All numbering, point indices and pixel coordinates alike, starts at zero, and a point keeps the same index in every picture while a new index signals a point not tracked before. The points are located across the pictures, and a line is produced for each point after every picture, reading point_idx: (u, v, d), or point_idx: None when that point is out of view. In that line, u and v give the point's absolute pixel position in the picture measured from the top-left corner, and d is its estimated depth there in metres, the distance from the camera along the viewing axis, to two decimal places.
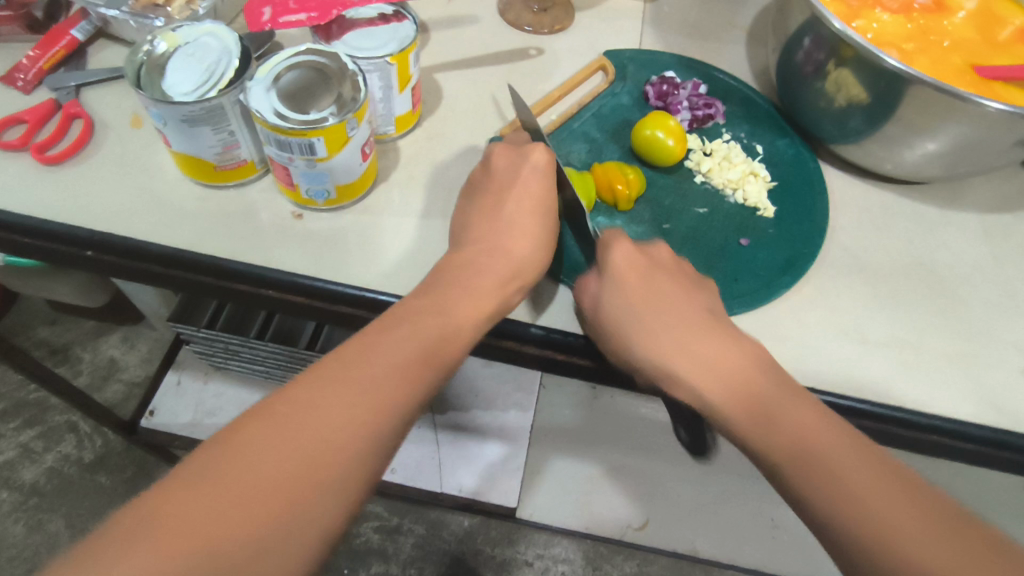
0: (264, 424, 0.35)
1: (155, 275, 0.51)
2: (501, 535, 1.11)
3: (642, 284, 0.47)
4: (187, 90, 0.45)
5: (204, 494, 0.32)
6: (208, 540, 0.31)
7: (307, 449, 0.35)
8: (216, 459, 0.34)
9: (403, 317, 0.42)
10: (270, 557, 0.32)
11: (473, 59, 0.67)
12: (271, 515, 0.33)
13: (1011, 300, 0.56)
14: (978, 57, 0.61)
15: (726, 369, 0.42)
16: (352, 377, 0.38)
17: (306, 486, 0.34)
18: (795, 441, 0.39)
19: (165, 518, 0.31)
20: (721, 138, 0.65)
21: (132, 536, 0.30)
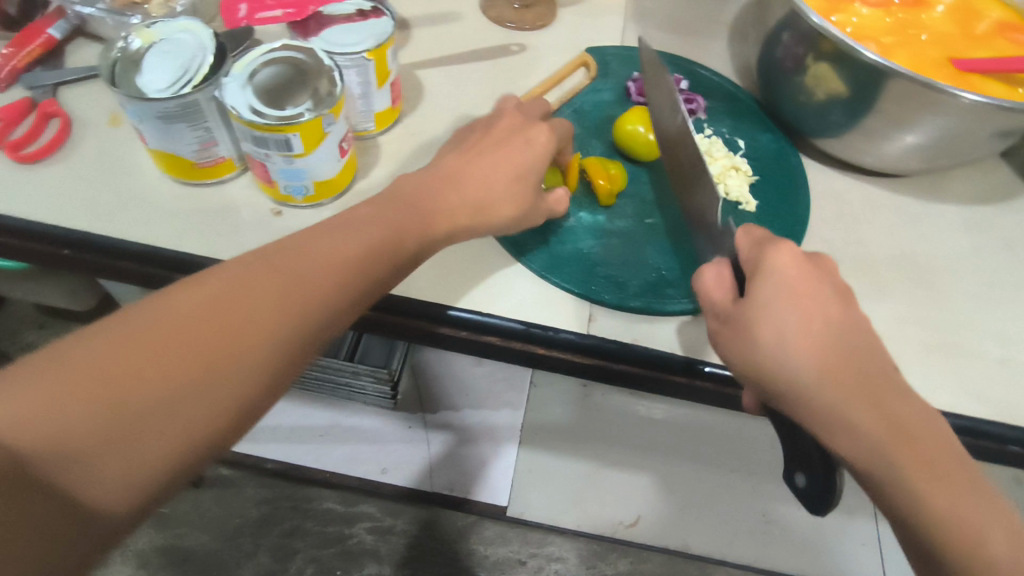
0: (182, 295, 0.35)
1: (133, 273, 0.51)
2: (494, 535, 1.08)
3: (798, 284, 0.40)
4: (162, 87, 0.44)
5: (105, 349, 0.31)
6: (119, 388, 0.31)
7: (229, 323, 0.35)
8: (137, 315, 0.33)
9: (341, 223, 0.42)
10: (170, 422, 0.32)
11: (455, 57, 0.67)
12: (172, 379, 0.32)
13: (991, 291, 0.57)
14: (957, 50, 0.61)
15: (874, 387, 0.37)
16: (281, 268, 0.38)
17: (222, 356, 0.34)
18: (933, 473, 0.35)
19: (59, 371, 0.30)
20: (703, 132, 0.65)
21: (43, 373, 0.30)
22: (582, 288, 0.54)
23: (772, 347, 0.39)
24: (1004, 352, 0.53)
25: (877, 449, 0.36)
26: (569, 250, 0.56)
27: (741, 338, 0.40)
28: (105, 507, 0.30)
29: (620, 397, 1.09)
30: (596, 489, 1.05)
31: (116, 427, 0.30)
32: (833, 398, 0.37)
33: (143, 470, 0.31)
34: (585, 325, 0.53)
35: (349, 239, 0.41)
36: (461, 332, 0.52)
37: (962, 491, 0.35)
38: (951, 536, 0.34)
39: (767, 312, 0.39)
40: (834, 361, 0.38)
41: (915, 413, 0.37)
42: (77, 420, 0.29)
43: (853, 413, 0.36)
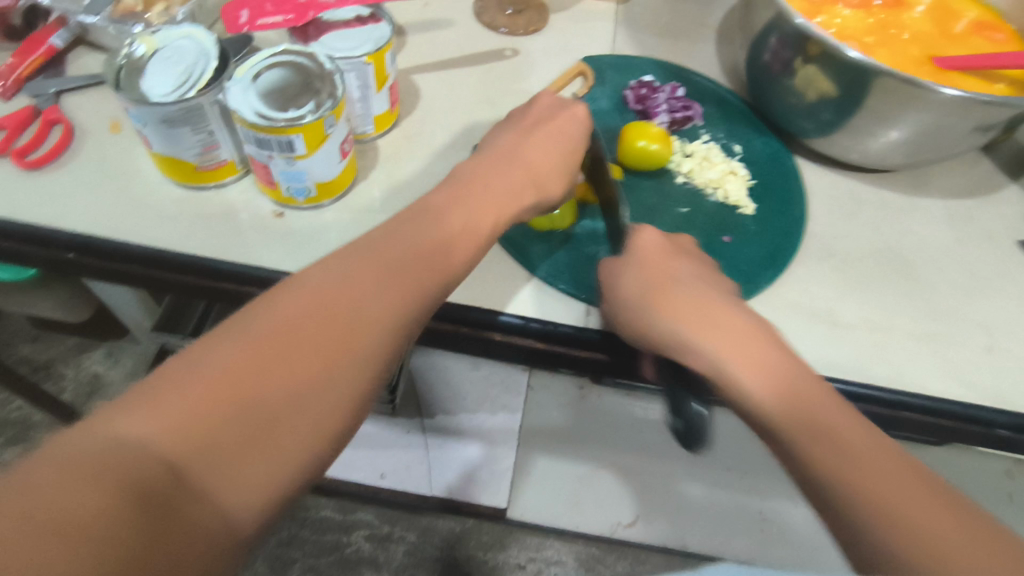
0: (293, 298, 0.36)
1: (136, 276, 0.51)
2: (493, 540, 1.10)
3: (650, 252, 0.50)
4: (166, 92, 0.45)
5: (235, 361, 0.32)
6: (251, 390, 0.32)
7: (339, 319, 0.36)
8: (254, 321, 0.35)
9: (418, 219, 0.43)
10: (298, 420, 0.33)
11: (449, 61, 0.69)
12: (295, 376, 0.33)
13: (975, 281, 0.58)
14: (936, 49, 0.63)
15: (714, 315, 0.45)
16: (374, 258, 0.39)
17: (339, 351, 0.35)
18: (746, 363, 0.41)
19: (193, 387, 0.31)
20: (700, 138, 0.67)
21: (182, 381, 0.31)
22: (589, 293, 0.54)
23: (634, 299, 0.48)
24: (989, 339, 0.55)
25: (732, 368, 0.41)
26: (573, 257, 0.57)
27: (618, 296, 0.49)
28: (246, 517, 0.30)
29: (616, 398, 1.07)
30: (594, 491, 1.06)
31: (252, 439, 0.31)
32: (673, 328, 0.45)
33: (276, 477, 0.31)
34: (582, 319, 0.54)
35: (404, 226, 0.42)
36: (463, 329, 0.53)
37: (771, 373, 0.40)
38: (778, 416, 0.39)
39: (621, 273, 0.49)
40: (677, 295, 0.46)
41: (736, 322, 0.44)
42: (219, 433, 0.30)
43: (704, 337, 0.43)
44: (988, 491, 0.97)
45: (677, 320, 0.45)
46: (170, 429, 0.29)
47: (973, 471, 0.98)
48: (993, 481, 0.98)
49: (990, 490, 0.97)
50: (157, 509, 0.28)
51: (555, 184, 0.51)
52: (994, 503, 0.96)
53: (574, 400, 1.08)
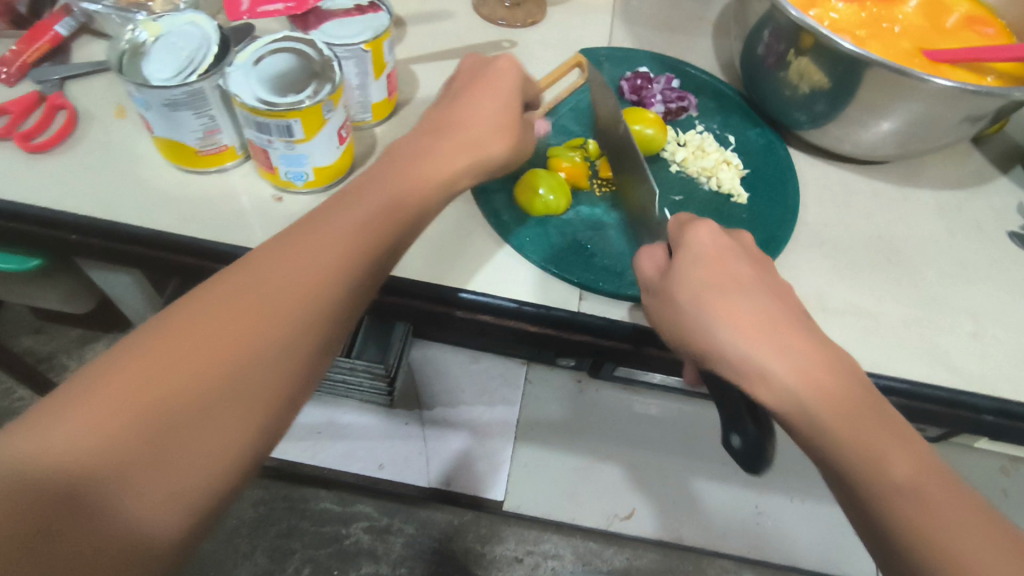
0: (207, 301, 0.34)
1: (139, 257, 0.53)
2: (490, 533, 1.11)
3: (712, 254, 0.43)
4: (169, 77, 0.46)
5: (142, 370, 0.31)
6: (161, 395, 0.30)
7: (253, 315, 0.34)
8: (163, 326, 0.33)
9: (353, 198, 0.40)
10: (219, 420, 0.32)
11: (448, 52, 0.70)
12: (210, 379, 0.32)
13: (964, 270, 0.59)
14: (927, 42, 0.64)
15: (778, 330, 0.39)
16: (294, 250, 0.37)
17: (256, 347, 0.34)
18: (836, 408, 0.36)
19: (97, 399, 0.30)
20: (694, 129, 0.68)
21: (82, 396, 0.30)
22: (583, 278, 0.55)
23: (688, 306, 0.42)
24: (977, 326, 0.56)
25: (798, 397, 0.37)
26: (569, 243, 0.58)
27: (665, 303, 0.44)
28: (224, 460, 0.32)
29: (612, 392, 1.10)
30: (591, 483, 1.06)
31: (168, 447, 0.30)
32: (756, 359, 0.38)
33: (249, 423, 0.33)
34: (575, 304, 0.55)
35: (376, 208, 0.40)
36: (459, 311, 0.54)
37: (864, 421, 0.36)
38: (843, 457, 0.35)
39: (684, 278, 0.43)
40: (750, 316, 0.40)
41: (818, 350, 0.39)
42: (192, 380, 0.31)
43: (765, 355, 0.38)
44: (981, 485, 0.98)
45: (761, 349, 0.38)
46: (143, 376, 0.31)
47: (968, 466, 0.99)
48: (986, 476, 0.98)
49: (984, 485, 0.98)
50: (60, 527, 0.27)
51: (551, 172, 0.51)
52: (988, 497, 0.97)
53: (572, 393, 1.10)
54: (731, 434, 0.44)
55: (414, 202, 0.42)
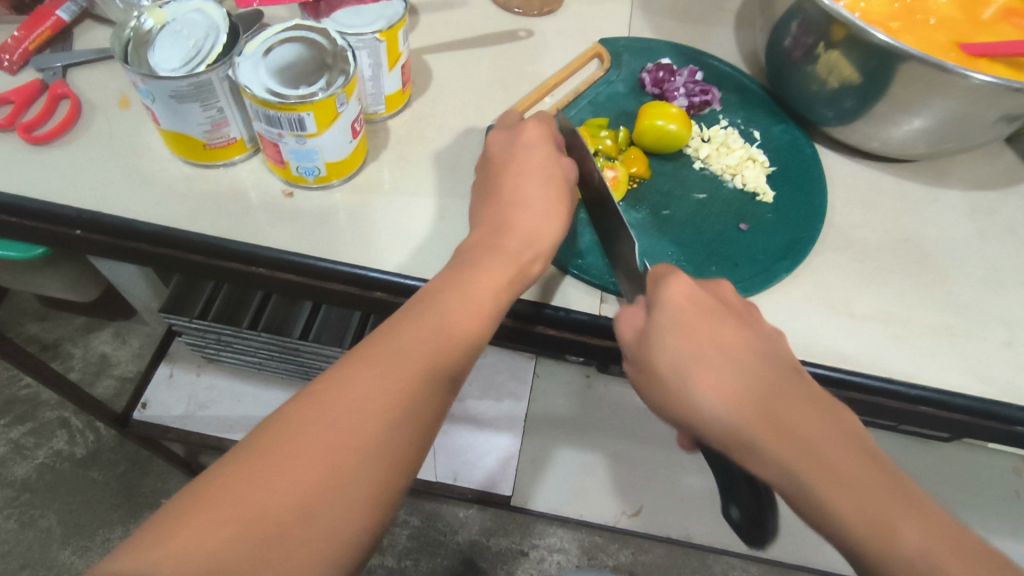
0: (303, 409, 0.35)
1: (143, 254, 0.51)
2: (497, 526, 1.11)
3: (690, 313, 0.41)
4: (175, 67, 0.44)
5: (243, 485, 0.32)
6: (259, 515, 0.31)
7: (346, 429, 0.35)
8: (264, 435, 0.34)
9: (441, 297, 0.41)
10: (312, 537, 0.32)
11: (462, 41, 0.67)
12: (305, 495, 0.33)
13: (996, 275, 0.57)
14: (963, 35, 0.61)
15: (770, 397, 0.38)
16: (387, 357, 0.38)
17: (345, 464, 0.34)
18: (855, 491, 0.34)
19: (203, 510, 0.31)
20: (718, 124, 0.65)
21: (191, 507, 0.31)
22: (603, 281, 0.53)
23: (671, 378, 0.40)
24: (1009, 334, 0.54)
25: (797, 480, 0.35)
26: (591, 242, 0.56)
27: (648, 373, 0.42)
28: (354, 523, 0.34)
29: (620, 387, 1.08)
30: (599, 480, 1.05)
31: (261, 566, 0.31)
32: (728, 425, 0.38)
33: (369, 498, 0.34)
34: (597, 307, 0.53)
35: (438, 301, 0.41)
36: None
37: (880, 499, 0.34)
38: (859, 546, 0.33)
39: (662, 349, 0.41)
40: (736, 390, 0.38)
41: (813, 420, 0.37)
42: (340, 441, 0.34)
43: (751, 433, 0.37)
44: (994, 487, 0.96)
45: (762, 431, 0.37)
46: (267, 472, 0.33)
47: (980, 468, 0.97)
48: (999, 477, 0.97)
49: (998, 487, 0.96)
50: None
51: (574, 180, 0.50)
52: (1002, 501, 0.95)
53: (580, 387, 1.08)
54: (728, 505, 0.43)
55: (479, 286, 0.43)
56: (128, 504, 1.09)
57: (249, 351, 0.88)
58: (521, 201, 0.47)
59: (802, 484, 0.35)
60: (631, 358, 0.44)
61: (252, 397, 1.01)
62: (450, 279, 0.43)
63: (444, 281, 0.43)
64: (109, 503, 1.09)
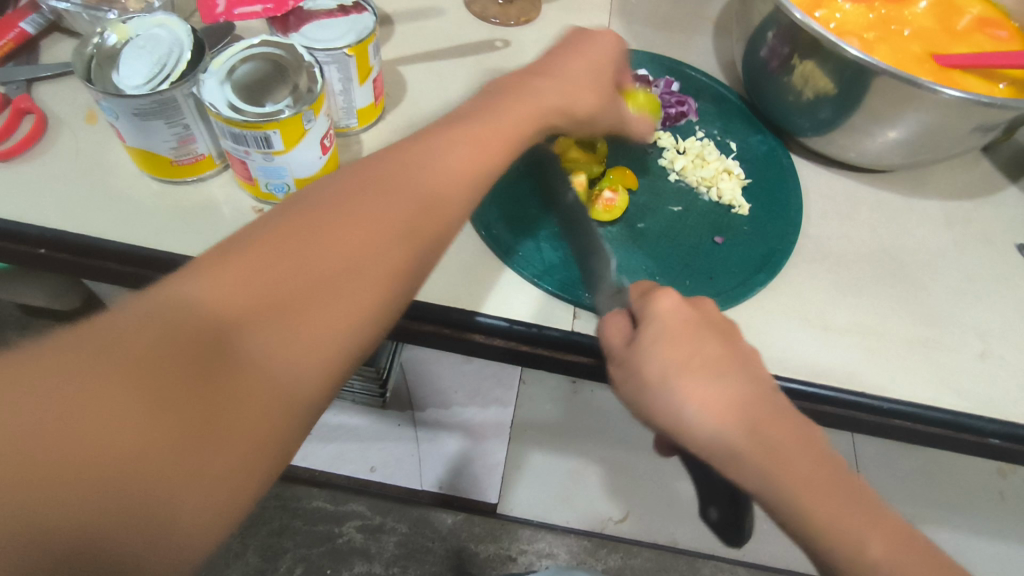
0: (272, 241, 0.33)
1: (110, 272, 0.50)
2: (485, 532, 1.04)
3: (678, 327, 0.40)
4: (137, 84, 0.44)
5: (206, 301, 0.30)
6: (223, 339, 0.30)
7: (320, 267, 0.33)
8: (228, 257, 0.32)
9: (416, 162, 0.39)
10: (280, 367, 0.31)
11: (438, 52, 0.67)
12: (272, 326, 0.31)
13: (971, 286, 0.57)
14: (938, 46, 0.61)
15: (756, 412, 0.37)
16: (363, 208, 0.36)
17: (313, 299, 0.32)
18: (832, 505, 0.34)
19: (166, 317, 0.29)
20: (694, 135, 0.65)
21: (149, 314, 0.29)
22: (576, 296, 0.53)
23: (658, 387, 0.38)
24: (984, 346, 0.54)
25: (780, 491, 0.35)
26: (563, 257, 0.55)
27: (634, 383, 0.40)
28: (324, 357, 0.32)
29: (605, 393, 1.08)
30: (584, 487, 1.05)
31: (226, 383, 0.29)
32: (713, 433, 0.36)
33: (338, 339, 0.33)
34: (570, 323, 0.52)
35: (411, 165, 0.39)
36: (445, 330, 0.52)
37: (853, 514, 0.34)
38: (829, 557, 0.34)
39: (650, 359, 0.39)
40: (728, 405, 0.37)
41: (798, 435, 0.36)
42: (313, 276, 0.33)
43: (740, 447, 0.36)
44: (976, 490, 0.97)
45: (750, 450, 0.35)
46: (205, 335, 0.29)
47: (962, 471, 0.98)
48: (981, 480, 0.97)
49: (980, 490, 0.97)
50: (130, 433, 0.26)
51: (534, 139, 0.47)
52: (983, 504, 0.96)
53: (566, 394, 1.10)
54: (707, 505, 0.41)
55: (437, 160, 0.40)
56: None
57: None
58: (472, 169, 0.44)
59: (784, 494, 0.35)
60: (613, 362, 0.42)
61: None
62: (417, 143, 0.40)
63: (398, 155, 0.39)
64: None
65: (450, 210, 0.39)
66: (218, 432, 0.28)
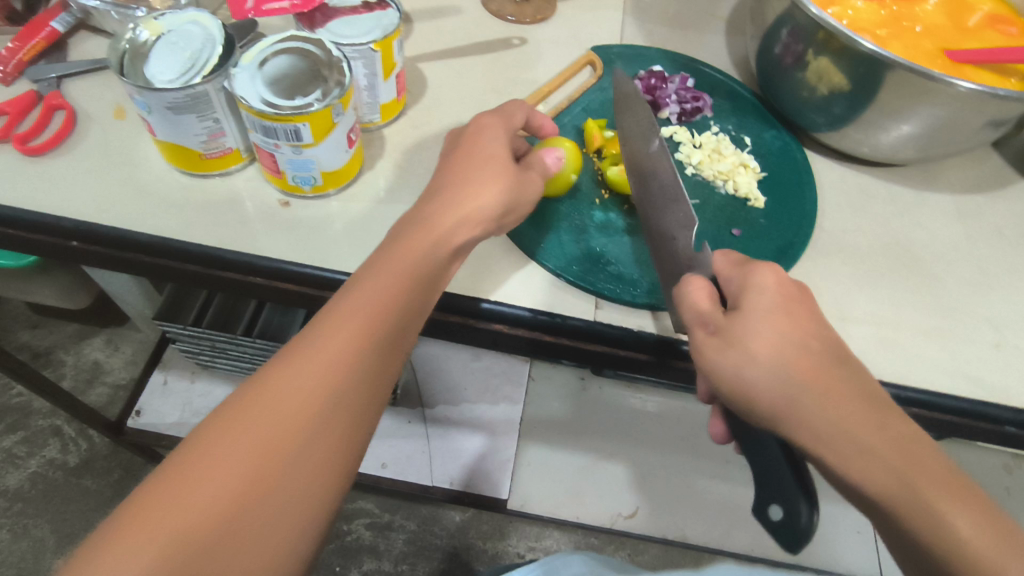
0: (228, 417, 0.34)
1: (140, 264, 0.51)
2: (492, 529, 1.11)
3: (785, 303, 0.40)
4: (170, 78, 0.45)
5: (176, 493, 0.32)
6: (195, 521, 0.31)
7: (278, 429, 0.34)
8: (193, 444, 0.34)
9: (375, 279, 0.40)
10: (261, 529, 0.32)
11: (456, 50, 0.68)
12: (240, 497, 0.32)
13: (984, 278, 0.58)
14: (949, 42, 0.62)
15: (864, 399, 0.37)
16: (311, 355, 0.37)
17: (274, 462, 0.34)
18: (948, 497, 0.34)
19: (142, 517, 0.31)
20: (710, 130, 0.66)
21: (123, 521, 0.31)
22: (599, 286, 0.54)
23: (771, 363, 0.38)
24: (998, 336, 0.55)
25: (893, 476, 0.35)
26: (585, 248, 0.56)
27: (735, 354, 0.39)
28: (302, 511, 0.34)
29: (615, 389, 1.08)
30: (595, 482, 1.04)
31: (206, 561, 0.31)
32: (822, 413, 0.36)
33: (312, 489, 0.34)
34: (592, 312, 0.53)
35: (366, 286, 0.40)
36: (470, 320, 0.53)
37: (972, 513, 0.34)
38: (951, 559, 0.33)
39: (760, 332, 0.39)
40: (836, 387, 0.37)
41: (902, 427, 0.37)
42: (274, 437, 0.34)
43: (854, 430, 0.36)
44: (985, 485, 0.97)
45: (861, 432, 0.36)
46: (235, 438, 0.34)
47: (972, 466, 0.98)
48: (990, 475, 0.98)
49: (989, 485, 0.97)
50: None
51: (526, 179, 0.49)
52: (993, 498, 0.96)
53: (574, 391, 1.09)
54: (768, 506, 0.42)
55: (432, 243, 0.43)
56: None
57: (244, 358, 0.88)
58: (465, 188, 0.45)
59: (898, 482, 0.35)
60: (706, 328, 0.41)
61: None
62: (373, 267, 0.41)
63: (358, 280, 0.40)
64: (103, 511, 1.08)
65: (400, 322, 0.40)
66: (242, 534, 0.32)
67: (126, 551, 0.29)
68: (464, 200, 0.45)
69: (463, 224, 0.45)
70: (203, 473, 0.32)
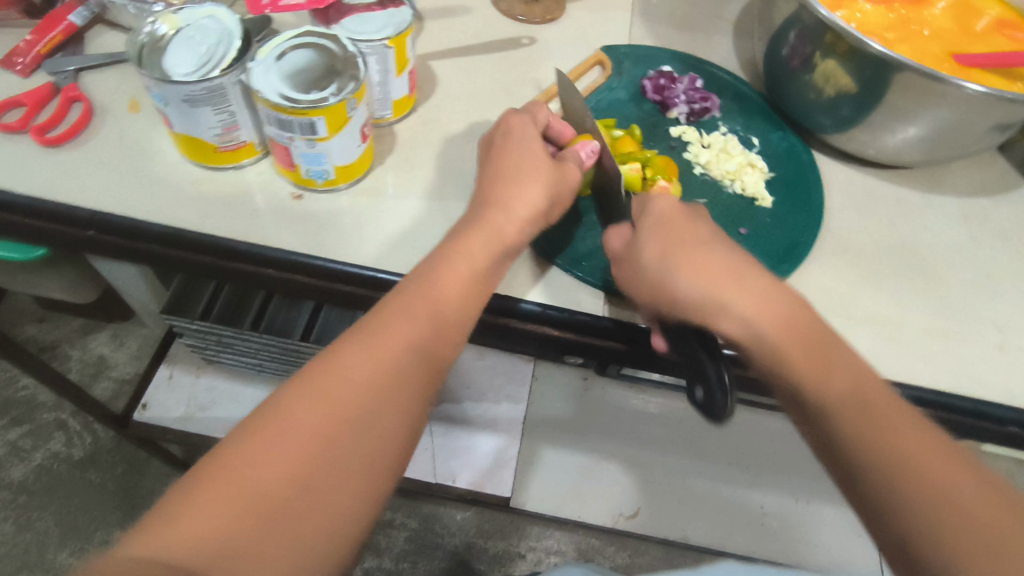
0: (298, 394, 0.36)
1: (154, 255, 0.52)
2: (494, 528, 1.11)
3: (672, 218, 0.48)
4: (188, 71, 0.45)
5: (250, 459, 0.33)
6: (270, 487, 0.33)
7: (343, 406, 0.36)
8: (265, 416, 0.35)
9: (433, 274, 0.43)
10: (328, 498, 0.34)
11: (466, 48, 0.68)
12: (310, 467, 0.34)
13: (988, 280, 0.58)
14: (956, 46, 0.63)
15: (734, 274, 0.45)
16: (375, 341, 0.39)
17: (339, 436, 0.36)
18: (799, 343, 0.42)
19: (221, 480, 0.33)
20: (717, 130, 0.67)
21: (204, 483, 0.32)
22: (607, 282, 0.54)
23: (657, 269, 0.46)
24: (1001, 337, 0.55)
25: (751, 331, 0.43)
26: (593, 245, 0.57)
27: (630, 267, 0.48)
28: (364, 485, 0.36)
29: (618, 391, 1.07)
30: (597, 482, 1.05)
31: (278, 524, 0.32)
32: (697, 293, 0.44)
33: (373, 464, 0.36)
34: (599, 309, 0.54)
35: (425, 280, 0.43)
36: (479, 314, 0.54)
37: (813, 348, 0.42)
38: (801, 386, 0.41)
39: (644, 245, 0.47)
40: (713, 270, 0.45)
41: (768, 295, 0.44)
42: (339, 414, 0.36)
43: (721, 300, 0.44)
44: None
45: (814, 378, 0.41)
46: (304, 412, 0.36)
47: None
48: None
49: None
50: None
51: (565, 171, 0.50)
52: None
53: (577, 391, 1.07)
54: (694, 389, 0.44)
55: (486, 242, 0.45)
56: (126, 505, 1.09)
57: (250, 352, 0.89)
58: (503, 180, 0.48)
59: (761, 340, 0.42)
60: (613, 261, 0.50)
61: (252, 399, 1.01)
62: (432, 264, 0.44)
63: (419, 273, 0.43)
64: (107, 504, 1.09)
65: (455, 315, 0.43)
66: (320, 495, 0.34)
67: (208, 511, 0.31)
68: (510, 198, 0.47)
69: (512, 221, 0.47)
70: (283, 434, 0.35)
